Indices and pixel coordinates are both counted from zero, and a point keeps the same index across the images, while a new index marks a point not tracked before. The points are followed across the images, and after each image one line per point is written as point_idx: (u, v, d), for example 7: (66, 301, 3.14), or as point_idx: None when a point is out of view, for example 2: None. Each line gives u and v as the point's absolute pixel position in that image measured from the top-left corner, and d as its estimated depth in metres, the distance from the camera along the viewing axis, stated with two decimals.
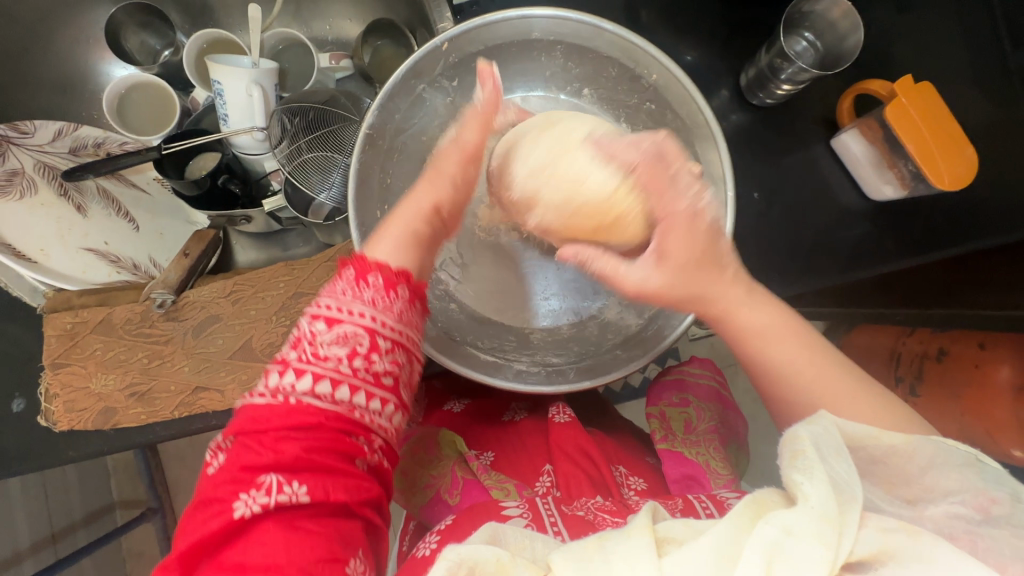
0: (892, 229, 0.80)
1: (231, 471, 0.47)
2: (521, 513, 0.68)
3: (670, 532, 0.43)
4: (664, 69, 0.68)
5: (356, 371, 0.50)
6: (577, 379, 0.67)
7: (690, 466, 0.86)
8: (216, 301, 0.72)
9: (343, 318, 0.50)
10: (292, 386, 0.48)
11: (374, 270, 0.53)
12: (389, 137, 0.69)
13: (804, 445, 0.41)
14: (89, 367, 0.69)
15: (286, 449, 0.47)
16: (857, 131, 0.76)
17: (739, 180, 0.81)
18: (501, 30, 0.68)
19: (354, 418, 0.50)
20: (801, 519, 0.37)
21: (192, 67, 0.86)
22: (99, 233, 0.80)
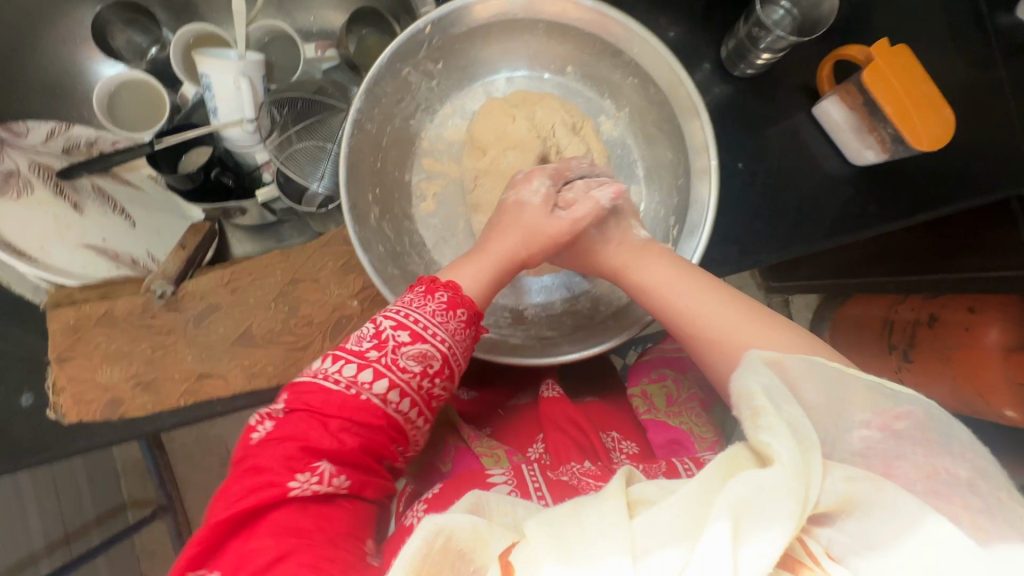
0: (876, 193, 0.82)
1: (292, 448, 0.55)
2: (507, 480, 0.71)
3: (645, 495, 0.42)
4: (645, 43, 0.69)
5: (420, 388, 0.60)
6: (569, 349, 0.70)
7: (674, 432, 0.89)
8: (215, 290, 0.73)
9: (426, 340, 0.60)
10: (369, 386, 0.57)
11: (463, 306, 0.62)
12: (377, 122, 0.70)
13: (761, 403, 0.41)
14: (95, 359, 0.71)
15: (346, 443, 0.57)
16: (836, 97, 0.77)
17: (724, 152, 0.82)
18: (482, 11, 0.69)
19: (402, 432, 0.61)
20: (775, 478, 0.36)
21: (179, 62, 0.86)
22: (97, 230, 0.81)
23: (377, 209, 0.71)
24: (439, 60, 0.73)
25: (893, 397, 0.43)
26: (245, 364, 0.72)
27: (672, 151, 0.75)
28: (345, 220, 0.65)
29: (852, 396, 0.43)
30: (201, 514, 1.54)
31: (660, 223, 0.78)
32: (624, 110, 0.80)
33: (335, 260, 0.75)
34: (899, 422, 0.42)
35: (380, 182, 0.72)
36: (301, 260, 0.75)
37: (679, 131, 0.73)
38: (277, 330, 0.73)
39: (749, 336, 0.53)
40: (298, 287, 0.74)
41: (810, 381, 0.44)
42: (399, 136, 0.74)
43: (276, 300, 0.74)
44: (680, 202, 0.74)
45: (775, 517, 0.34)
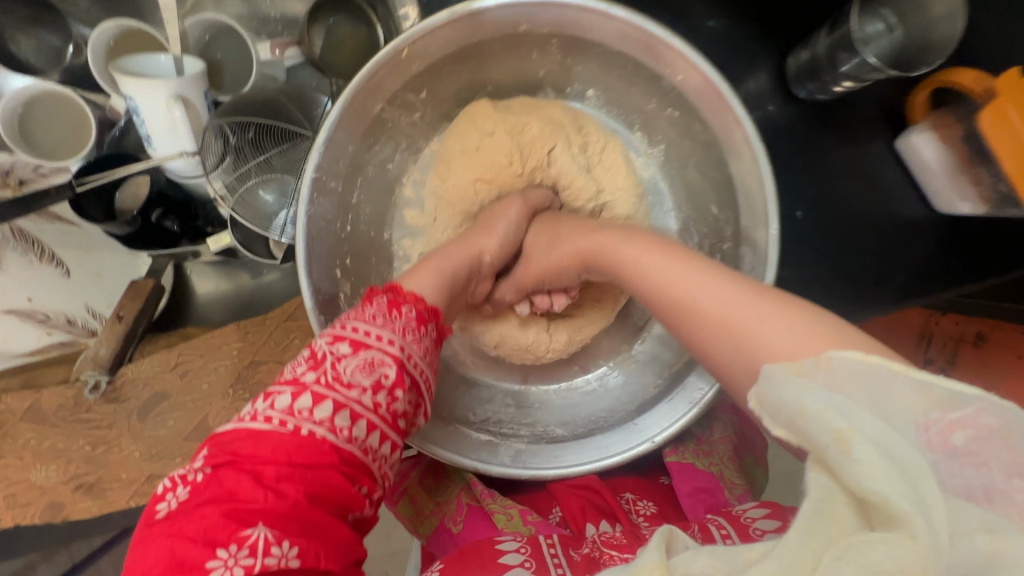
0: (963, 246, 0.67)
1: (214, 513, 0.36)
2: (522, 561, 0.55)
3: (693, 568, 0.33)
4: (692, 69, 0.52)
5: (377, 407, 0.43)
6: (577, 456, 0.57)
7: (702, 479, 0.69)
8: (160, 375, 0.62)
9: (370, 344, 0.44)
10: (309, 414, 0.40)
11: (410, 303, 0.48)
12: (342, 176, 0.55)
13: (839, 423, 0.28)
14: (25, 458, 0.60)
15: (288, 495, 0.37)
16: (931, 132, 0.60)
17: (780, 194, 0.66)
18: (479, 27, 0.52)
19: (363, 468, 0.42)
20: (894, 552, 0.25)
21: (98, 68, 0.68)
22: (20, 287, 0.68)
23: (347, 284, 0.58)
24: (422, 88, 0.58)
25: (953, 401, 0.29)
26: None
27: (717, 205, 0.60)
28: (306, 309, 0.51)
29: (905, 402, 0.29)
30: None
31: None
32: (658, 146, 0.65)
33: (303, 337, 0.64)
34: (959, 435, 0.28)
35: (350, 247, 0.59)
36: (261, 337, 0.64)
37: (729, 184, 0.57)
38: None
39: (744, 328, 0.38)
40: (258, 370, 0.62)
41: (868, 388, 0.30)
42: (374, 186, 0.61)
43: (234, 385, 0.62)
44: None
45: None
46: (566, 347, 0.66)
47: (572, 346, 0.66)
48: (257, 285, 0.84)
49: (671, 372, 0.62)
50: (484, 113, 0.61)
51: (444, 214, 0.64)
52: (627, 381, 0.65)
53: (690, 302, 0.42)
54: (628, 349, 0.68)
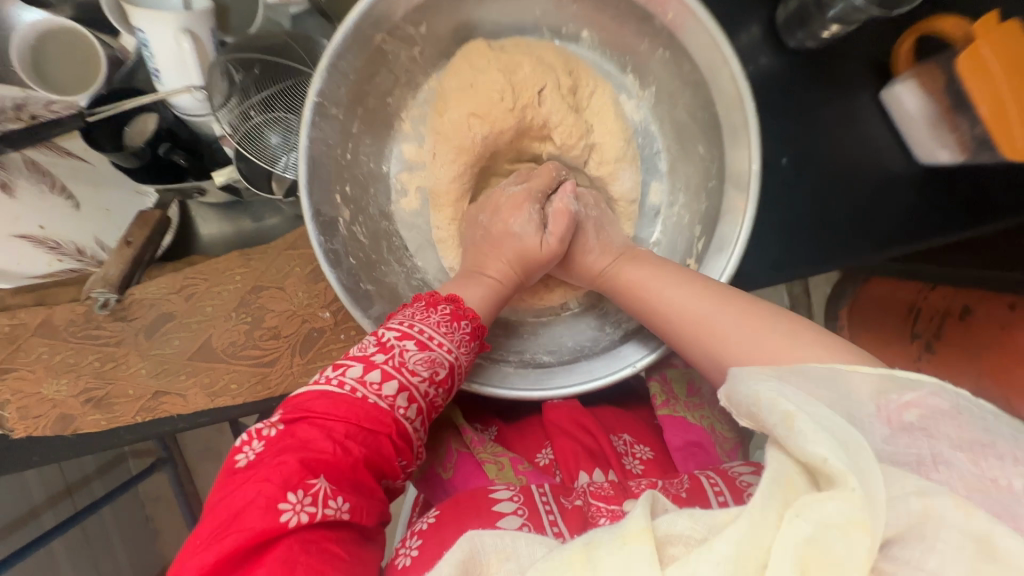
0: (942, 197, 0.69)
1: (292, 463, 0.43)
2: (515, 507, 0.57)
3: (672, 530, 0.37)
4: (681, 6, 0.54)
5: (425, 395, 0.51)
6: (565, 379, 0.60)
7: (695, 433, 0.72)
8: (166, 297, 0.64)
9: (433, 347, 0.52)
10: (376, 388, 0.48)
11: (468, 319, 0.55)
12: (344, 104, 0.58)
13: (789, 407, 0.35)
14: (37, 371, 0.63)
15: (351, 455, 0.46)
16: (914, 82, 0.63)
17: (767, 142, 0.68)
18: None
19: (407, 444, 0.51)
20: (839, 507, 0.30)
21: (107, 3, 0.69)
22: (33, 214, 0.71)
23: (348, 212, 0.60)
24: (421, 23, 0.60)
25: (907, 382, 0.37)
26: (205, 382, 0.64)
27: (705, 145, 0.63)
28: (307, 228, 0.54)
29: (859, 389, 0.37)
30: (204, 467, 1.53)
31: (683, 229, 0.66)
32: (649, 89, 0.67)
33: (303, 265, 0.66)
34: (912, 413, 0.36)
35: (350, 177, 0.61)
36: (263, 264, 0.66)
37: (717, 123, 0.59)
38: (240, 343, 0.64)
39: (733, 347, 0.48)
40: (259, 297, 0.65)
41: (827, 386, 0.38)
42: (374, 121, 0.64)
43: (237, 309, 0.65)
44: (710, 210, 0.62)
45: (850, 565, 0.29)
46: (561, 296, 0.69)
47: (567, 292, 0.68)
48: (258, 228, 0.86)
49: None
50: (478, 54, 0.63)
51: (444, 152, 0.65)
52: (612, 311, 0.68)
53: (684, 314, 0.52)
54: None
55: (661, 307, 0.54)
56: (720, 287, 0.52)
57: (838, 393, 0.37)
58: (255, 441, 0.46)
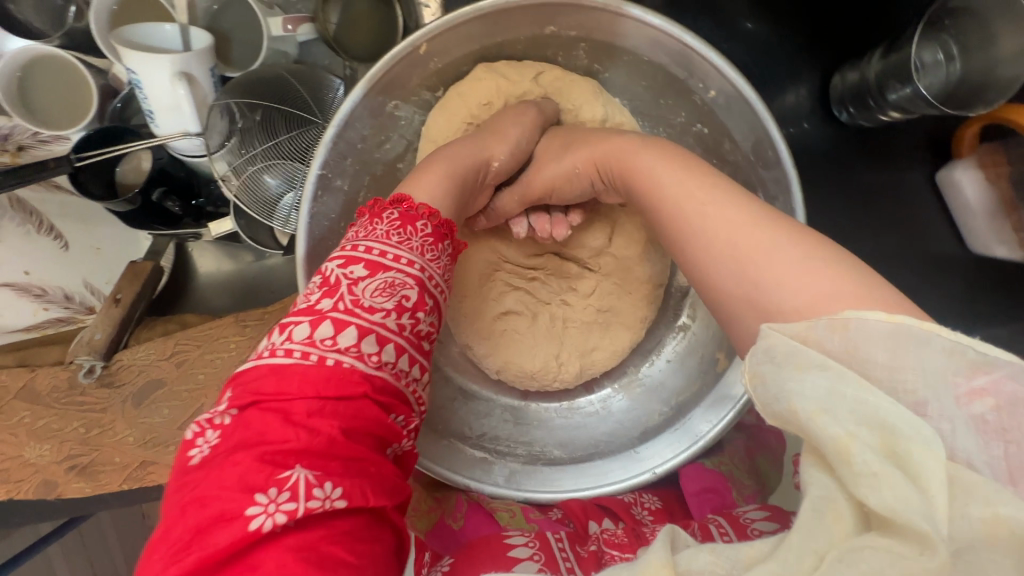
0: (994, 289, 0.64)
1: (245, 459, 0.32)
2: (531, 554, 0.56)
3: (696, 566, 0.32)
4: (726, 85, 0.49)
5: (403, 330, 0.40)
6: (574, 482, 0.56)
7: (710, 480, 0.69)
8: (156, 363, 0.61)
9: (386, 265, 0.41)
10: (332, 341, 0.36)
11: (426, 218, 0.44)
12: (350, 174, 0.54)
13: (839, 431, 0.26)
14: (20, 436, 0.60)
15: (323, 428, 0.34)
16: (975, 170, 0.58)
17: (808, 219, 0.63)
18: (506, 21, 0.50)
19: (395, 395, 0.39)
20: (902, 559, 0.24)
21: (103, 40, 0.65)
22: (18, 260, 0.66)
23: None
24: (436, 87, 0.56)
25: (986, 363, 0.27)
26: None
27: None
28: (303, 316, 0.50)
29: (936, 366, 0.27)
30: None
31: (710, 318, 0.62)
32: None
33: None
34: (983, 404, 0.27)
35: None
36: (260, 331, 0.61)
37: None
38: None
39: (765, 280, 0.34)
40: None
41: (898, 353, 0.28)
42: (382, 185, 0.59)
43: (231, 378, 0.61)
44: None
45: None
46: (574, 378, 0.64)
47: (580, 377, 0.64)
48: (260, 268, 0.82)
49: (678, 403, 0.60)
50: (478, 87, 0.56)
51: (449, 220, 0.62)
52: (632, 406, 0.63)
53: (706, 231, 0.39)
54: (634, 371, 0.65)
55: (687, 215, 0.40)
56: (748, 196, 0.39)
57: (899, 360, 0.28)
58: (209, 431, 0.34)
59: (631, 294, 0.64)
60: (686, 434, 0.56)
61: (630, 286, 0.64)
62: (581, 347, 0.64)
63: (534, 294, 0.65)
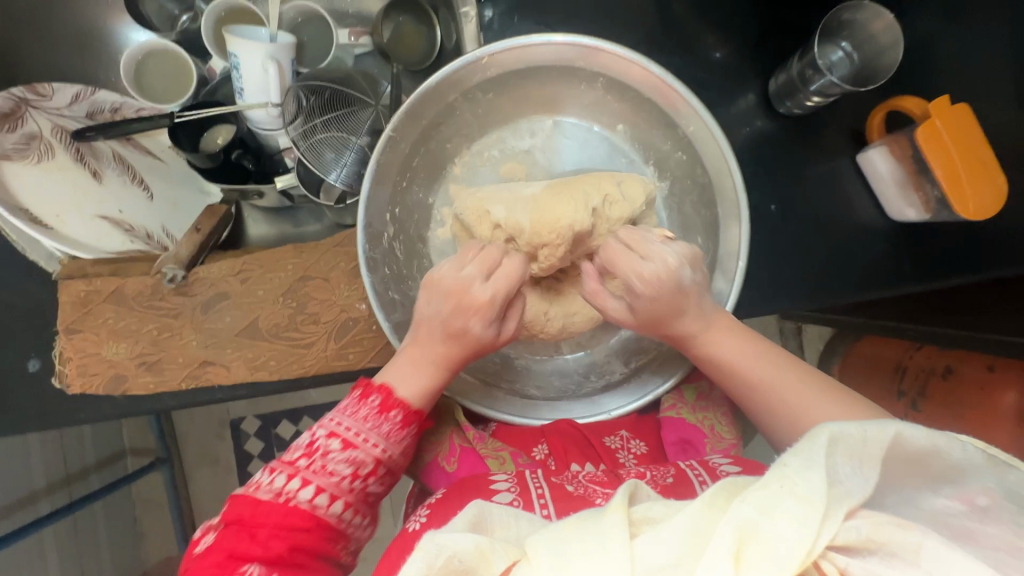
0: (911, 251, 0.79)
1: (220, 556, 0.54)
2: (508, 487, 0.64)
3: (648, 513, 0.43)
4: (701, 123, 0.67)
5: (352, 489, 0.60)
6: (550, 417, 0.74)
7: (690, 432, 0.78)
8: (225, 279, 0.73)
9: (357, 445, 0.60)
10: (299, 491, 0.57)
11: (397, 408, 0.62)
12: (411, 143, 0.70)
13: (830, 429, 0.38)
14: (103, 333, 0.71)
15: (274, 550, 0.54)
16: (885, 148, 0.73)
17: (759, 191, 0.79)
18: (542, 52, 0.68)
19: (340, 531, 0.59)
20: (790, 505, 0.34)
21: (210, 36, 0.84)
22: (115, 200, 0.81)
23: (392, 228, 0.71)
24: (489, 90, 0.73)
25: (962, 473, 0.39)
26: (247, 356, 0.72)
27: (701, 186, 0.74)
28: (359, 235, 0.64)
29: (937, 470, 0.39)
30: (199, 468, 1.58)
31: None
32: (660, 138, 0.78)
33: (347, 261, 0.74)
34: (983, 497, 0.38)
35: (400, 201, 0.72)
36: (313, 257, 0.74)
37: (710, 179, 0.71)
38: (282, 325, 0.73)
39: (809, 414, 0.56)
40: (306, 286, 0.73)
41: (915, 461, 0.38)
42: (428, 162, 0.76)
43: (284, 295, 0.73)
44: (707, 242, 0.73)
45: (784, 542, 0.33)
46: (556, 332, 0.77)
47: (562, 333, 0.77)
48: (297, 233, 0.97)
49: (636, 364, 0.78)
50: (512, 92, 0.74)
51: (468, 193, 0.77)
52: (598, 362, 0.81)
53: (784, 395, 0.59)
54: (604, 339, 0.81)
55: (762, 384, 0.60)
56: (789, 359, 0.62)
57: (914, 464, 0.38)
58: (206, 534, 0.57)
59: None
60: (636, 391, 0.74)
61: None
62: (566, 310, 0.77)
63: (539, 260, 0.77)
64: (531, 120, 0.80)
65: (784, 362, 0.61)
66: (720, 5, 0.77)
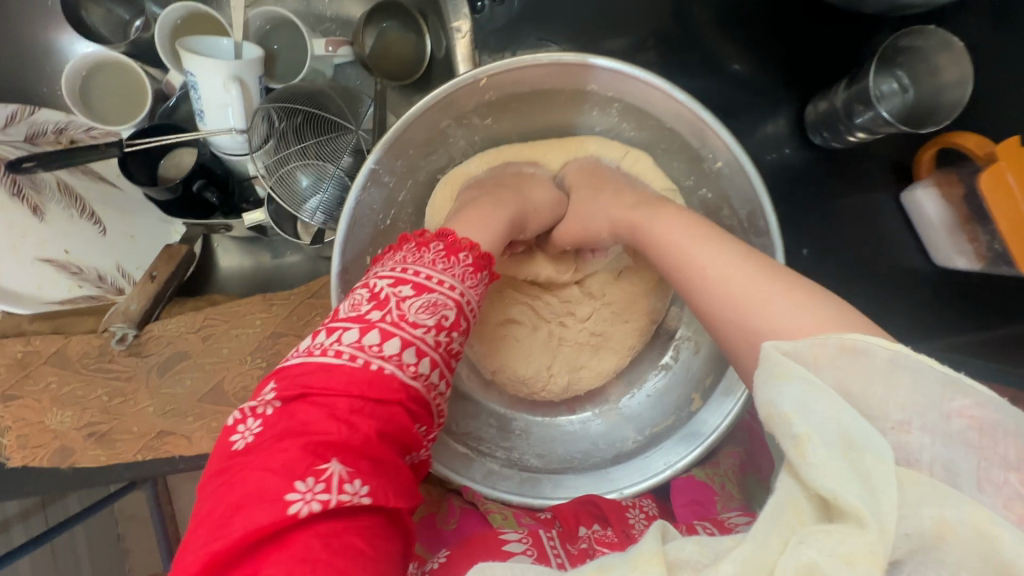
0: (956, 300, 0.70)
1: (293, 447, 0.38)
2: (525, 549, 0.53)
3: (682, 554, 0.36)
4: (732, 158, 0.57)
5: (438, 346, 0.45)
6: (552, 494, 0.62)
7: (700, 493, 0.72)
8: (183, 335, 0.64)
9: (433, 289, 0.46)
10: (378, 349, 0.42)
11: (441, 240, 0.49)
12: (397, 172, 0.60)
13: (800, 429, 0.30)
14: (44, 400, 0.62)
15: (361, 431, 0.40)
16: (934, 189, 0.64)
17: (789, 231, 0.70)
18: (547, 75, 0.57)
19: (423, 408, 0.46)
20: (852, 539, 0.27)
21: (165, 49, 0.73)
22: (59, 239, 0.71)
23: None
24: (488, 115, 0.63)
25: (961, 384, 0.30)
26: (212, 424, 0.64)
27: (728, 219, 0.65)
28: (333, 290, 0.55)
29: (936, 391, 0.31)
30: (183, 487, 1.51)
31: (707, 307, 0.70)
32: None
33: (324, 314, 0.66)
34: (965, 421, 0.30)
35: (382, 241, 0.63)
36: (285, 310, 0.66)
37: (738, 222, 0.62)
38: (251, 388, 0.64)
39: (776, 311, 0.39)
40: (278, 343, 0.65)
41: (872, 379, 0.32)
42: (416, 197, 0.67)
43: (253, 353, 0.64)
44: None
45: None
46: (560, 390, 0.70)
47: (566, 392, 0.71)
48: (277, 265, 0.87)
49: (650, 433, 0.68)
50: (515, 110, 0.64)
51: None
52: (608, 429, 0.70)
53: (720, 280, 0.44)
54: (614, 401, 0.73)
55: (691, 264, 0.47)
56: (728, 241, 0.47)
57: (894, 391, 0.31)
58: (250, 420, 0.40)
59: (627, 323, 0.71)
60: (647, 467, 0.62)
61: (628, 318, 0.71)
62: (571, 363, 0.71)
63: (538, 310, 0.71)
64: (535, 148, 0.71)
65: (720, 242, 0.47)
66: (750, 17, 0.67)
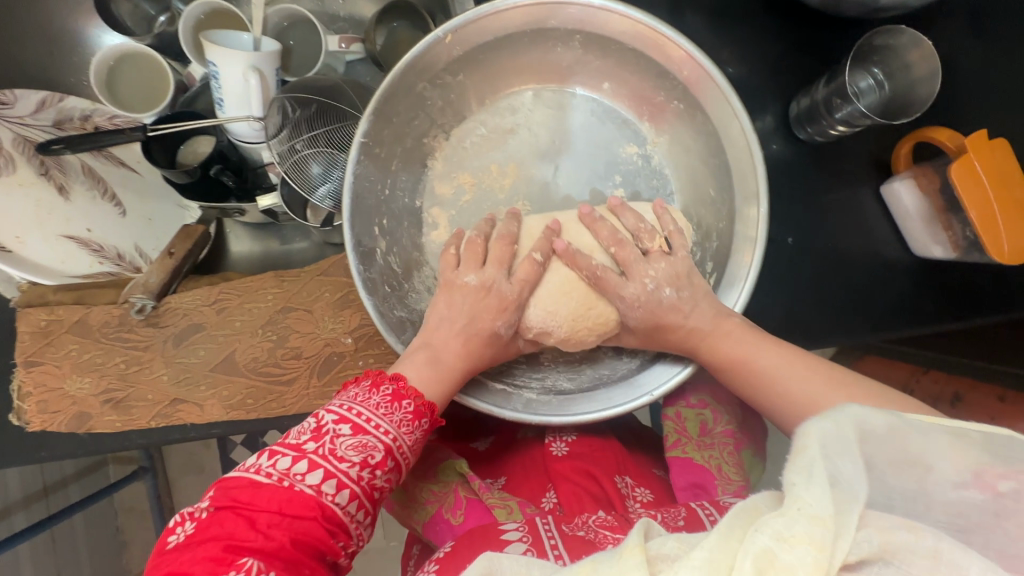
0: (933, 288, 0.74)
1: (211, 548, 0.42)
2: (520, 536, 0.57)
3: (662, 549, 0.38)
4: (699, 67, 0.62)
5: (361, 480, 0.47)
6: (587, 408, 0.62)
7: (698, 474, 0.72)
8: (198, 308, 0.68)
9: (369, 430, 0.48)
10: (302, 474, 0.45)
11: (411, 395, 0.51)
12: (386, 142, 0.66)
13: (805, 432, 0.35)
14: (63, 367, 0.65)
15: (275, 539, 0.43)
16: (912, 181, 0.68)
17: (776, 221, 0.73)
18: (513, 17, 0.63)
19: (343, 525, 0.47)
20: (798, 524, 0.31)
21: (187, 41, 0.77)
22: (82, 218, 0.76)
23: (383, 241, 0.66)
24: (461, 71, 0.67)
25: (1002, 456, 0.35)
26: (222, 394, 0.66)
27: (716, 191, 0.69)
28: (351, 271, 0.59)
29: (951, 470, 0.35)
30: (183, 480, 1.49)
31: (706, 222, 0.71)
32: (665, 137, 0.73)
33: (332, 291, 0.70)
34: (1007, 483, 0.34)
35: (388, 213, 0.67)
36: (295, 287, 0.70)
37: (733, 203, 0.65)
38: (261, 360, 0.67)
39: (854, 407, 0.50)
40: (286, 318, 0.68)
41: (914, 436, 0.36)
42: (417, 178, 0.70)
43: (264, 326, 0.68)
44: (721, 250, 0.66)
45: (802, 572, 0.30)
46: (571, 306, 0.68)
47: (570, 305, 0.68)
48: (284, 251, 0.90)
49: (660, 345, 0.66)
50: (506, 61, 0.69)
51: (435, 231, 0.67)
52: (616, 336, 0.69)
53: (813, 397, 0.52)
54: None
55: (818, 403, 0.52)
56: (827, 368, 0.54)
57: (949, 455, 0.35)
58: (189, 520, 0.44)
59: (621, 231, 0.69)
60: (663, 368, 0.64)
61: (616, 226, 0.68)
62: None
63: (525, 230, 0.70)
64: (513, 95, 0.72)
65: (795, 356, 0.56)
66: (735, 18, 0.72)
